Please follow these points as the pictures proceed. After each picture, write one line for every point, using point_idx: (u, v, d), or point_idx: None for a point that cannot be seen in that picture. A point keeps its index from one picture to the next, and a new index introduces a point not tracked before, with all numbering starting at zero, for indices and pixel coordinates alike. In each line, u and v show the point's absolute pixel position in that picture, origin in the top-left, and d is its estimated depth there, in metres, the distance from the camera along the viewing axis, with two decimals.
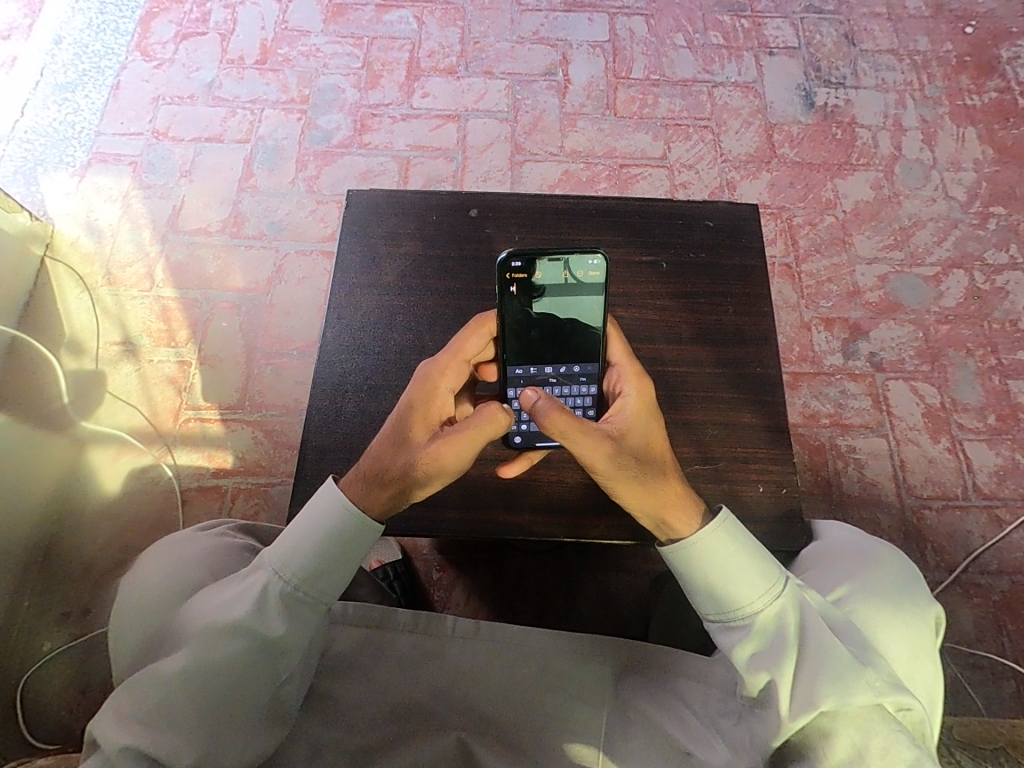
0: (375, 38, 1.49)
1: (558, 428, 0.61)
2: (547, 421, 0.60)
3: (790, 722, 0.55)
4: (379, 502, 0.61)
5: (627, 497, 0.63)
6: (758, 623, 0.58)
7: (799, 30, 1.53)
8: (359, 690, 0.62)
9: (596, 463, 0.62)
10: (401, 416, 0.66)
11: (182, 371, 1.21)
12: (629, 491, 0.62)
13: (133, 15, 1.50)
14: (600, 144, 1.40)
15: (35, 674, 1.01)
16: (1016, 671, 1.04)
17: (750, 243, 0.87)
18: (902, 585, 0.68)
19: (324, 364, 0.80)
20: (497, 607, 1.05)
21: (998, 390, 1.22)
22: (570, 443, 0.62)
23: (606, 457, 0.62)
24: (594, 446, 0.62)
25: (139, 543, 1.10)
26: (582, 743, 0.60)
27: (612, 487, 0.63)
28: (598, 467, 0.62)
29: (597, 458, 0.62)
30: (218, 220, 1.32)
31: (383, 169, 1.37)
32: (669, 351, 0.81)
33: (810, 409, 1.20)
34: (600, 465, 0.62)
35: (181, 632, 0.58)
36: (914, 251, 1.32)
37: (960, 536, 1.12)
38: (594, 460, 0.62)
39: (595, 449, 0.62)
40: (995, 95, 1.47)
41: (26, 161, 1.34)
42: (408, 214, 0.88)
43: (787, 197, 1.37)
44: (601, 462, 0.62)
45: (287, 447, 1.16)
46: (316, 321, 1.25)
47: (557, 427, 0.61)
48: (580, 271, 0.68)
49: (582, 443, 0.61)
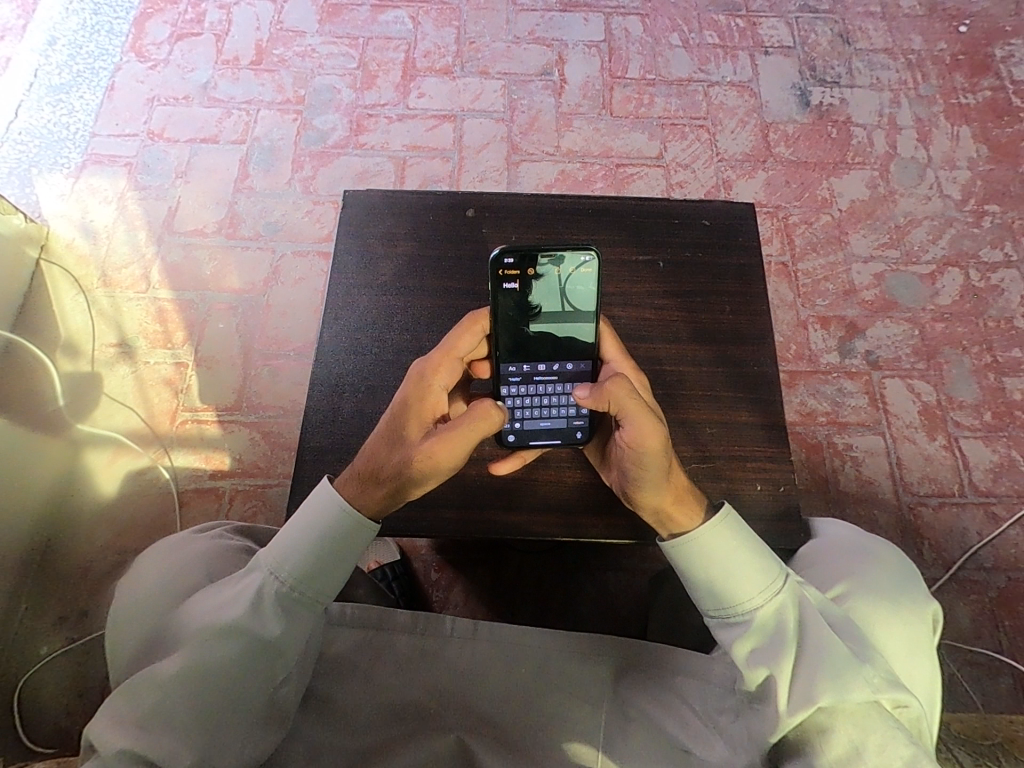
0: (370, 38, 1.49)
1: (627, 392, 0.62)
2: (621, 382, 0.63)
3: (788, 717, 0.55)
4: (373, 501, 0.62)
5: (652, 485, 0.62)
6: (757, 618, 0.58)
7: (794, 30, 1.53)
8: (356, 690, 0.62)
9: (649, 437, 0.62)
10: (396, 414, 0.66)
11: (178, 373, 1.21)
12: (659, 478, 0.62)
13: (127, 15, 1.50)
14: (595, 144, 1.40)
15: (31, 678, 1.01)
16: (1012, 667, 1.04)
17: (747, 242, 0.87)
18: (900, 581, 0.68)
19: (322, 365, 0.80)
20: (496, 608, 1.05)
21: (994, 387, 1.23)
22: (632, 409, 0.62)
23: (661, 433, 0.62)
24: (652, 420, 0.62)
25: (136, 546, 1.10)
26: (580, 742, 0.61)
27: (646, 473, 0.62)
28: (650, 444, 0.62)
29: (653, 433, 0.62)
30: (214, 221, 1.32)
31: (379, 170, 1.37)
32: (666, 351, 0.81)
33: (807, 408, 1.20)
34: (652, 442, 0.62)
35: (178, 635, 0.58)
36: (909, 250, 1.33)
37: (957, 534, 1.13)
38: (648, 435, 0.62)
39: (653, 421, 0.62)
40: (989, 93, 1.48)
41: (19, 162, 1.34)
42: (404, 214, 0.88)
43: (783, 197, 1.37)
44: (656, 436, 0.62)
45: (285, 448, 1.16)
46: (312, 322, 1.24)
47: (630, 390, 0.62)
48: (571, 267, 0.68)
49: (642, 411, 0.62)
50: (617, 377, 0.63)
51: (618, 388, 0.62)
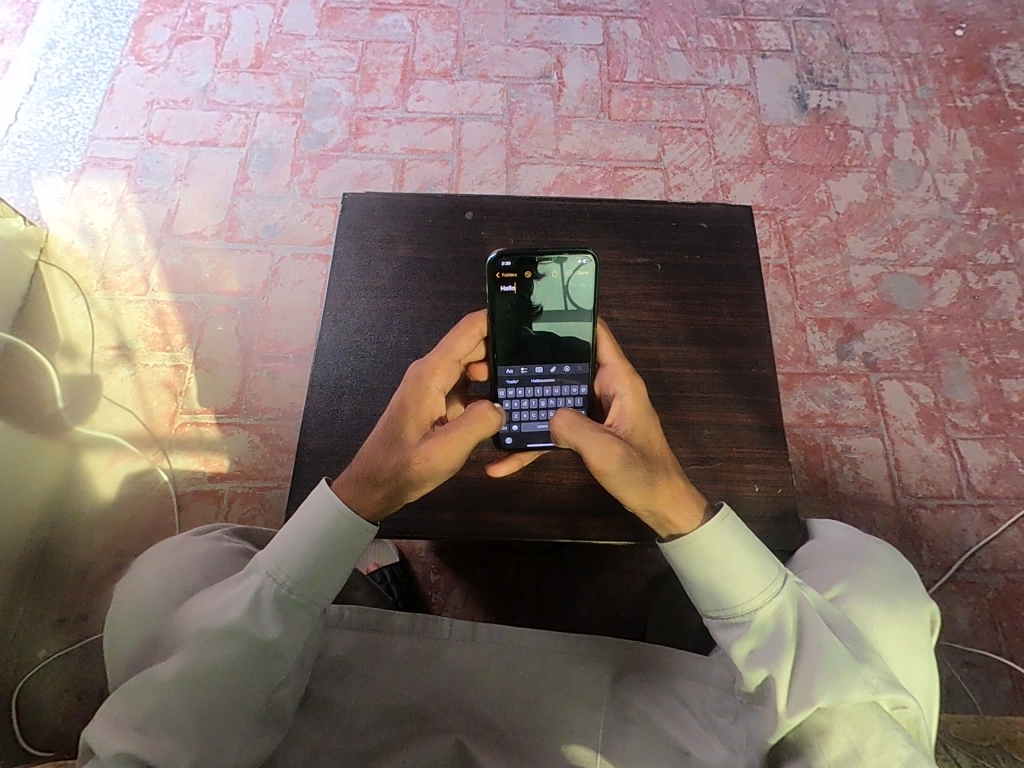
0: (369, 42, 1.50)
1: (568, 425, 0.64)
2: (560, 418, 0.64)
3: (787, 718, 0.55)
4: (369, 504, 0.62)
5: (632, 495, 0.62)
6: (756, 620, 0.58)
7: (791, 33, 1.54)
8: (355, 693, 0.62)
9: (605, 459, 0.62)
10: (393, 417, 0.66)
11: (177, 376, 1.21)
12: (637, 486, 0.62)
13: (127, 19, 1.50)
14: (594, 147, 1.41)
15: (28, 681, 1.00)
16: (1011, 669, 1.04)
17: (744, 244, 0.87)
18: (897, 582, 0.68)
19: (321, 367, 0.80)
20: (495, 609, 1.05)
21: (991, 389, 1.23)
22: (580, 439, 0.64)
23: (617, 452, 0.62)
24: (603, 441, 0.63)
25: (135, 548, 1.10)
26: (579, 744, 0.61)
27: (621, 486, 0.62)
28: (611, 466, 0.62)
29: (609, 454, 0.62)
30: (213, 225, 1.32)
31: (378, 172, 1.37)
32: (664, 352, 0.82)
33: (805, 410, 1.21)
34: (610, 463, 0.62)
35: (177, 638, 0.58)
36: (906, 252, 1.33)
37: (955, 535, 1.13)
38: (605, 457, 0.62)
39: (605, 443, 0.63)
40: (985, 96, 1.48)
41: (19, 166, 1.34)
42: (403, 217, 0.88)
43: (781, 199, 1.38)
44: (612, 456, 0.62)
45: (283, 450, 1.16)
46: (312, 324, 1.25)
47: (570, 422, 0.64)
48: (570, 270, 0.69)
49: (590, 439, 0.63)
50: (558, 414, 0.65)
51: (559, 424, 0.64)
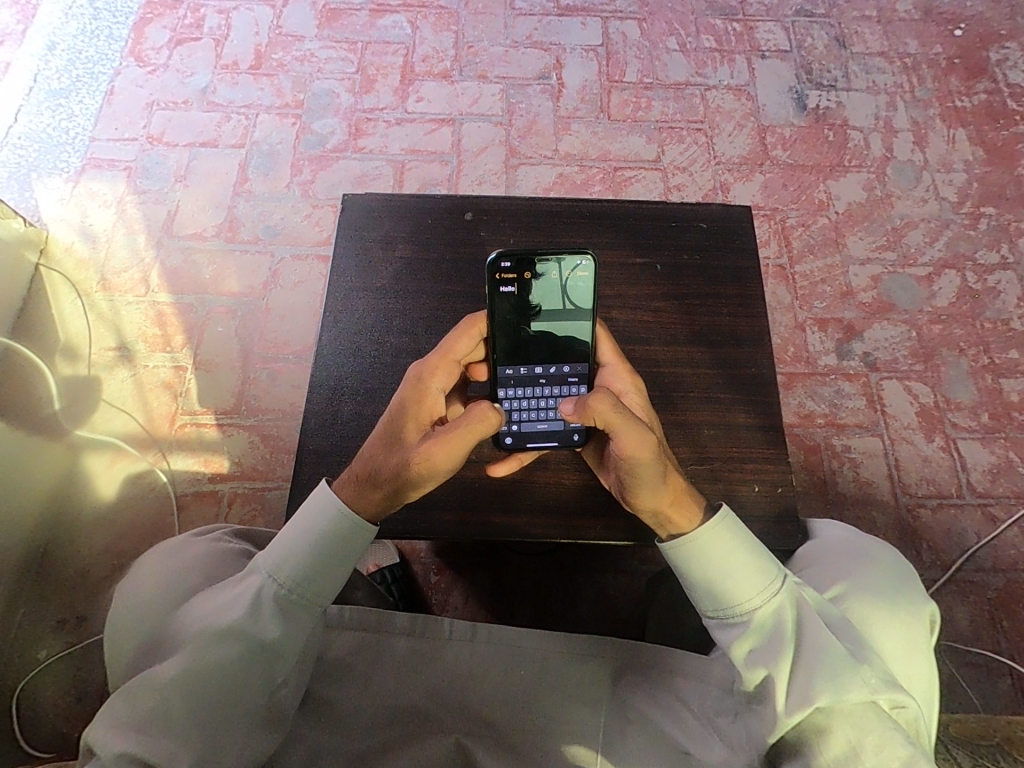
0: (369, 43, 1.50)
1: (610, 407, 0.61)
2: (602, 398, 0.61)
3: (786, 718, 0.55)
4: (373, 502, 0.62)
5: (646, 491, 0.62)
6: (755, 619, 0.58)
7: (791, 33, 1.54)
8: (355, 694, 0.62)
9: (638, 450, 0.61)
10: (392, 418, 0.66)
11: (177, 377, 1.21)
12: (656, 483, 0.62)
13: (127, 20, 1.50)
14: (593, 147, 1.41)
15: (29, 683, 1.00)
16: (1011, 668, 1.04)
17: (744, 244, 0.87)
18: (897, 582, 0.68)
19: (321, 368, 0.80)
20: (496, 610, 1.05)
21: (991, 389, 1.23)
22: (617, 424, 0.61)
23: (649, 442, 0.62)
24: (640, 431, 0.61)
25: (135, 550, 1.10)
26: (579, 744, 0.61)
27: (641, 480, 0.62)
28: (641, 455, 0.61)
29: (642, 442, 0.61)
30: (213, 226, 1.32)
31: (378, 174, 1.37)
32: (664, 352, 0.82)
33: (805, 410, 1.21)
34: (642, 452, 0.61)
35: (177, 639, 0.58)
36: (906, 252, 1.33)
37: (955, 535, 1.13)
38: (639, 445, 0.61)
39: (640, 431, 0.61)
40: (984, 96, 1.48)
41: (19, 167, 1.34)
42: (402, 218, 0.88)
43: (780, 199, 1.38)
44: (645, 449, 0.61)
45: (283, 451, 1.16)
46: (312, 325, 1.25)
47: (613, 405, 0.61)
48: (569, 270, 0.69)
49: (629, 423, 0.61)
50: (598, 393, 0.62)
51: (599, 403, 0.61)
